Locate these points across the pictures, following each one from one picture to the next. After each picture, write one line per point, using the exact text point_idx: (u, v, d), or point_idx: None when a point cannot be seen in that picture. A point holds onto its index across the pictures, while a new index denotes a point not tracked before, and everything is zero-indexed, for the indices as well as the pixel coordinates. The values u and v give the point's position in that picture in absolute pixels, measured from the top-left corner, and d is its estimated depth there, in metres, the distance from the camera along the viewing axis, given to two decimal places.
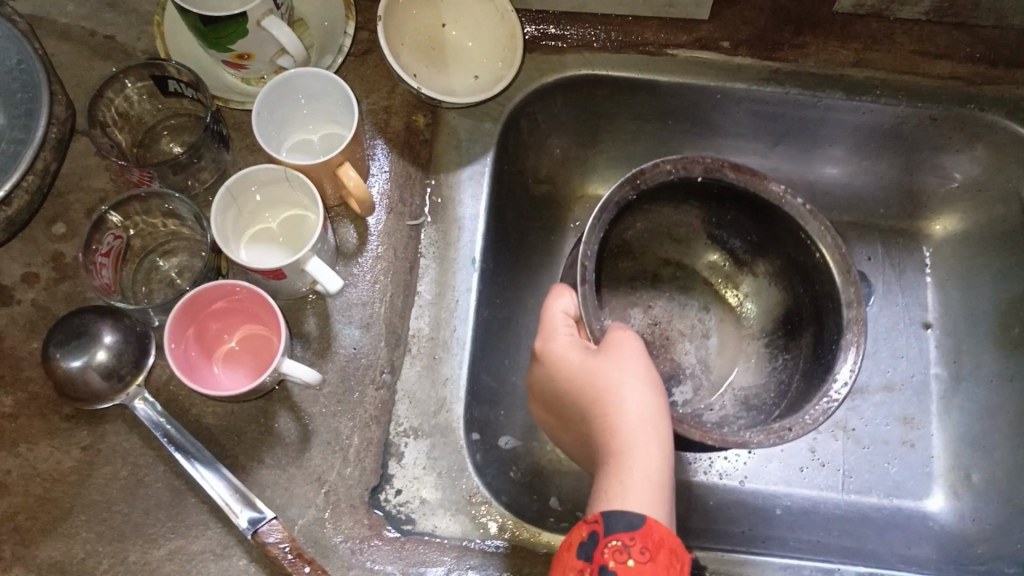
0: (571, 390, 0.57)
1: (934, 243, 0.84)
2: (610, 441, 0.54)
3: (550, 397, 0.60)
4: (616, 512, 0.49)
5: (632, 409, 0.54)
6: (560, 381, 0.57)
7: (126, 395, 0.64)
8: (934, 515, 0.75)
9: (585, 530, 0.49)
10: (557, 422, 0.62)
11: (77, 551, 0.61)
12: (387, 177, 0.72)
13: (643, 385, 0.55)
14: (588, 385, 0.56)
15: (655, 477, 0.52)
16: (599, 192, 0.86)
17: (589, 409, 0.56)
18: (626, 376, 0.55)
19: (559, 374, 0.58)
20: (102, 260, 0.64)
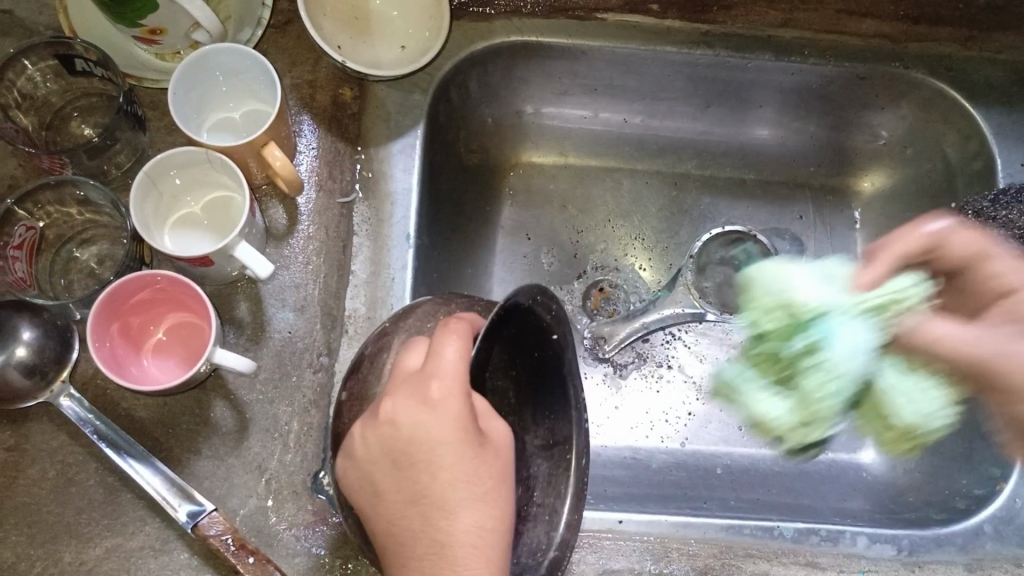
0: (437, 455, 0.47)
1: (862, 200, 0.86)
2: (449, 543, 0.46)
3: (400, 443, 0.48)
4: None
5: (480, 524, 0.47)
6: (428, 441, 0.47)
7: (50, 392, 0.61)
8: (867, 466, 0.77)
9: None
10: (378, 467, 0.49)
11: (8, 556, 0.59)
12: (315, 153, 0.70)
13: (491, 498, 0.48)
14: (451, 461, 0.47)
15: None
16: (533, 159, 0.85)
17: (443, 490, 0.47)
18: (481, 481, 0.48)
19: (433, 430, 0.47)
20: (14, 253, 0.61)
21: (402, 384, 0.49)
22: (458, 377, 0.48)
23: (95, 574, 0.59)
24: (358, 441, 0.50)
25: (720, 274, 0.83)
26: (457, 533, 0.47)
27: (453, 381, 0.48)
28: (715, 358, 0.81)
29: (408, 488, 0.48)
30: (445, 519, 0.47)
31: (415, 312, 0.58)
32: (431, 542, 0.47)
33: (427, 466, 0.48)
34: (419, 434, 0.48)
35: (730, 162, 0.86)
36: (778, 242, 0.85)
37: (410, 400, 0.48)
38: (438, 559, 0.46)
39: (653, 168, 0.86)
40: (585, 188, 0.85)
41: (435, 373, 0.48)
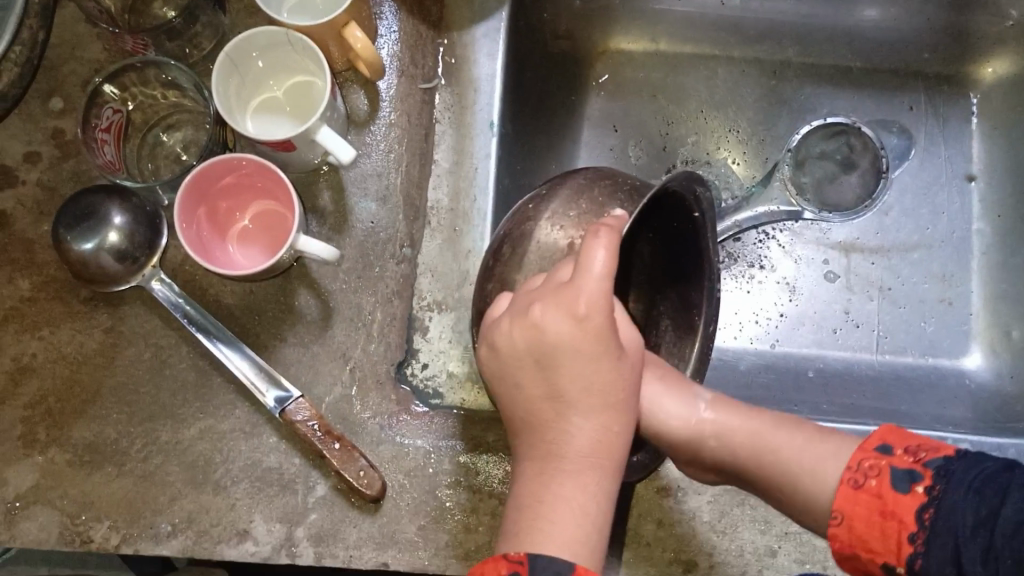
0: (569, 362, 0.46)
1: (982, 89, 0.79)
2: (564, 441, 0.46)
3: (544, 344, 0.47)
4: (545, 556, 0.43)
5: (604, 431, 0.47)
6: (562, 348, 0.46)
7: (141, 276, 0.62)
8: (972, 373, 0.73)
9: (505, 567, 0.44)
10: (520, 360, 0.48)
11: (109, 433, 0.61)
12: (396, 36, 0.67)
13: (619, 410, 0.47)
14: (583, 369, 0.46)
15: (597, 516, 0.46)
16: (623, 46, 0.81)
17: (573, 394, 0.47)
18: (614, 390, 0.47)
19: (579, 340, 0.46)
20: (103, 136, 0.61)
21: (550, 290, 0.48)
22: (599, 294, 0.46)
23: (191, 453, 0.60)
24: (504, 333, 0.48)
25: (820, 169, 0.78)
26: (568, 437, 0.46)
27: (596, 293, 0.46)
28: (811, 259, 0.78)
29: (538, 386, 0.48)
30: (569, 424, 0.47)
31: (568, 184, 0.56)
32: (548, 440, 0.47)
33: (563, 371, 0.47)
34: (562, 341, 0.46)
35: (834, 49, 0.80)
36: (884, 135, 0.80)
37: (554, 304, 0.47)
38: (549, 454, 0.47)
39: (751, 55, 0.81)
40: (677, 77, 0.81)
41: (581, 284, 0.46)
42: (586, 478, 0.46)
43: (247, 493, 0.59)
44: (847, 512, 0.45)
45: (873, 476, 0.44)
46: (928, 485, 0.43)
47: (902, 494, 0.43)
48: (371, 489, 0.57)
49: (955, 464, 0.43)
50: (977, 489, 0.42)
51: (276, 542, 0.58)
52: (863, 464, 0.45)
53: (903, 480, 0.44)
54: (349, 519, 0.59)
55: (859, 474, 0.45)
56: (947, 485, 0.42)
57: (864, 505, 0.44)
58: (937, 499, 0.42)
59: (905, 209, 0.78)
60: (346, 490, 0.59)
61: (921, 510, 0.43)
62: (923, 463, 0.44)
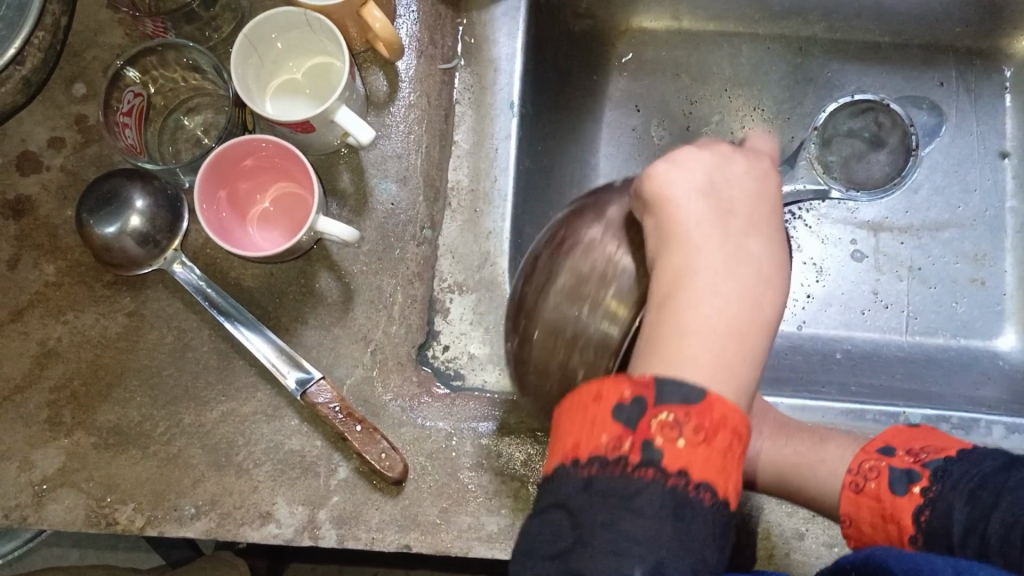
0: (738, 200, 0.46)
1: (1015, 62, 0.78)
2: (687, 280, 0.42)
3: (635, 294, 0.45)
4: (671, 380, 0.38)
5: (733, 304, 0.42)
6: (742, 189, 0.46)
7: (164, 260, 0.63)
8: (1006, 354, 0.72)
9: (608, 433, 0.38)
10: (688, 186, 0.46)
11: (133, 415, 0.61)
12: (415, 17, 0.66)
13: (736, 261, 0.43)
14: (715, 183, 0.46)
15: (757, 330, 0.42)
16: (644, 25, 0.80)
17: (702, 234, 0.44)
18: (725, 254, 0.43)
19: (676, 254, 0.43)
20: (124, 120, 0.61)
21: (717, 149, 0.48)
22: (750, 190, 0.46)
23: (213, 436, 0.61)
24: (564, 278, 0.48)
25: (848, 147, 0.78)
26: (702, 276, 0.42)
27: (741, 166, 0.48)
28: (839, 239, 0.77)
29: (632, 336, 0.44)
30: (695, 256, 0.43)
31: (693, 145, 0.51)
32: (672, 271, 0.43)
33: (722, 183, 0.46)
34: (651, 285, 0.44)
35: (863, 24, 0.78)
36: (915, 111, 0.79)
37: (727, 158, 0.48)
38: (680, 292, 0.42)
39: (778, 31, 0.80)
40: (700, 55, 0.80)
41: (749, 163, 0.48)
42: (716, 339, 0.40)
43: (270, 476, 0.59)
44: (855, 517, 0.48)
45: (873, 478, 0.47)
46: (925, 485, 0.44)
47: (898, 496, 0.45)
48: (393, 472, 0.57)
49: (952, 464, 0.44)
50: (970, 490, 0.42)
51: (298, 524, 0.58)
52: (864, 465, 0.49)
53: (901, 482, 0.46)
54: (371, 501, 0.58)
55: (860, 477, 0.48)
56: (941, 485, 0.44)
57: (868, 509, 0.47)
58: (932, 500, 0.44)
59: (935, 186, 0.77)
60: (369, 473, 0.59)
61: (917, 511, 0.44)
62: (921, 462, 0.45)
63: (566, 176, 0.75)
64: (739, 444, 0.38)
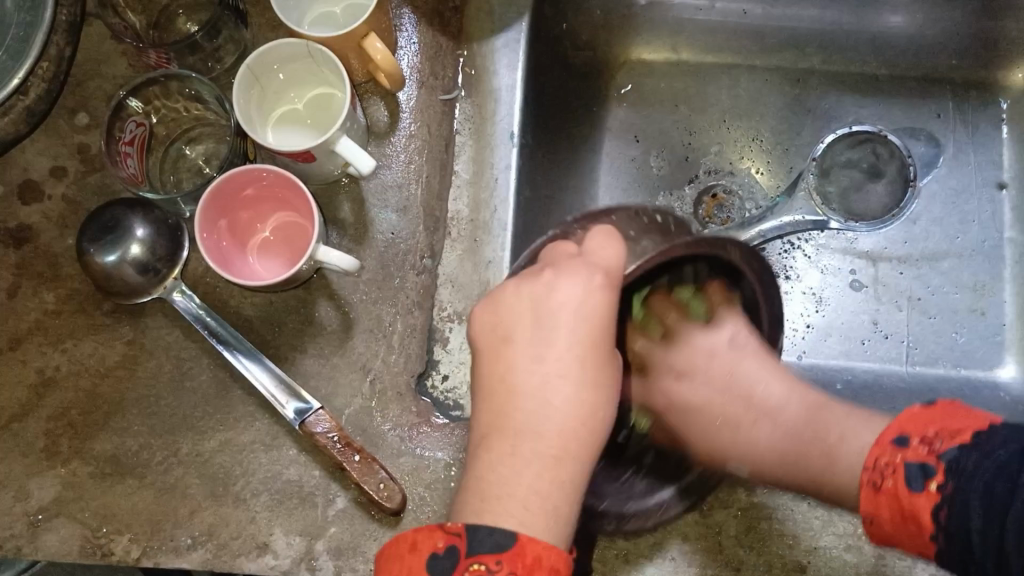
0: (563, 332, 0.46)
1: (1012, 94, 0.79)
2: (529, 413, 0.45)
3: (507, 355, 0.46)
4: (483, 526, 0.41)
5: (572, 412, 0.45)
6: (558, 327, 0.46)
7: (163, 288, 0.62)
8: (1006, 384, 0.72)
9: (443, 539, 0.42)
10: (517, 320, 0.47)
11: (130, 445, 0.61)
12: (416, 48, 0.67)
13: (565, 388, 0.45)
14: (571, 303, 0.46)
15: (581, 448, 0.44)
16: (644, 56, 0.81)
17: (550, 365, 0.45)
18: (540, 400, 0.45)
19: (520, 409, 0.45)
20: (127, 150, 0.62)
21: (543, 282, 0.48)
22: (583, 295, 0.47)
23: (211, 465, 0.60)
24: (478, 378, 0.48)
25: (846, 177, 0.78)
26: (535, 412, 0.45)
27: (594, 278, 0.47)
28: (838, 269, 0.77)
29: (494, 389, 0.46)
30: (540, 388, 0.45)
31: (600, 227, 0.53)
32: (512, 404, 0.45)
33: (553, 310, 0.47)
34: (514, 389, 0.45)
35: (861, 56, 0.80)
36: (912, 142, 0.79)
37: (559, 270, 0.48)
38: (513, 426, 0.44)
39: (775, 63, 0.81)
40: (699, 86, 0.80)
41: (586, 270, 0.47)
42: (544, 460, 0.43)
43: (267, 506, 0.59)
44: (874, 514, 0.45)
45: (890, 475, 0.44)
46: (941, 482, 0.42)
47: (916, 493, 0.43)
48: (392, 502, 0.57)
49: (969, 454, 0.42)
50: (990, 484, 0.40)
51: (295, 555, 0.58)
52: (880, 461, 0.45)
53: (917, 476, 0.43)
54: (369, 532, 0.58)
55: (876, 474, 0.45)
56: (960, 481, 0.41)
57: (886, 507, 0.44)
58: (950, 497, 0.42)
59: (934, 218, 0.77)
60: (367, 503, 0.58)
61: (936, 510, 0.42)
62: (937, 455, 0.43)
63: (566, 206, 0.75)
64: None
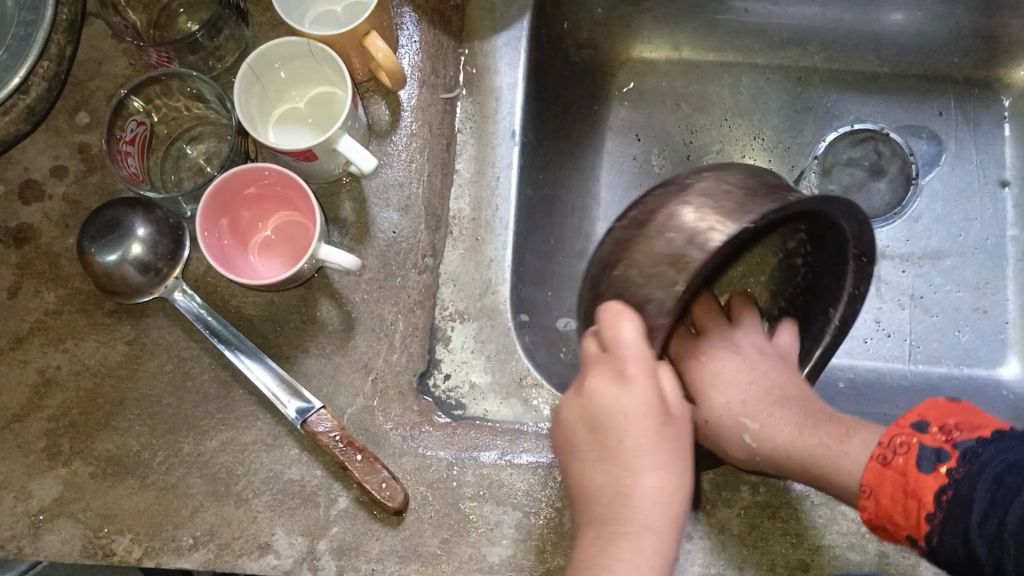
0: (631, 424, 0.49)
1: (1014, 92, 0.79)
2: (628, 504, 0.47)
3: (595, 417, 0.50)
4: None
5: (663, 488, 0.48)
6: (632, 434, 0.49)
7: (164, 287, 0.62)
8: (1009, 382, 0.72)
9: None
10: (597, 418, 0.50)
11: (132, 444, 0.61)
12: (417, 47, 0.67)
13: (657, 463, 0.48)
14: (632, 397, 0.49)
15: (674, 524, 0.48)
16: (645, 55, 0.81)
17: (627, 453, 0.49)
18: (636, 460, 0.48)
19: (606, 492, 0.48)
20: (127, 148, 0.61)
21: (594, 361, 0.51)
22: (641, 396, 0.49)
23: (212, 465, 0.60)
24: (567, 445, 0.51)
25: (849, 175, 0.79)
26: (637, 505, 0.47)
27: (639, 366, 0.49)
28: None
29: (588, 482, 0.49)
30: (627, 474, 0.48)
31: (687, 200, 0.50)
32: (617, 503, 0.48)
33: (623, 407, 0.49)
34: (602, 484, 0.49)
35: (862, 54, 0.80)
36: (914, 140, 0.79)
37: (606, 377, 0.50)
38: (619, 527, 0.47)
39: (777, 61, 0.81)
40: (700, 85, 0.80)
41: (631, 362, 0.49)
42: (654, 547, 0.46)
43: (269, 506, 0.59)
44: (874, 488, 0.48)
45: (902, 452, 0.47)
46: (953, 466, 0.45)
47: (926, 474, 0.46)
48: (394, 502, 0.57)
49: (986, 447, 0.45)
50: (998, 476, 0.44)
51: (298, 555, 0.58)
52: (895, 439, 0.48)
53: (929, 459, 0.46)
54: (371, 532, 0.58)
55: (889, 450, 0.48)
56: (971, 468, 0.45)
57: (890, 482, 0.48)
58: (957, 481, 0.45)
59: (936, 216, 0.77)
60: (369, 503, 0.58)
61: (941, 491, 0.46)
62: (952, 443, 0.46)
63: (567, 205, 0.75)
64: None
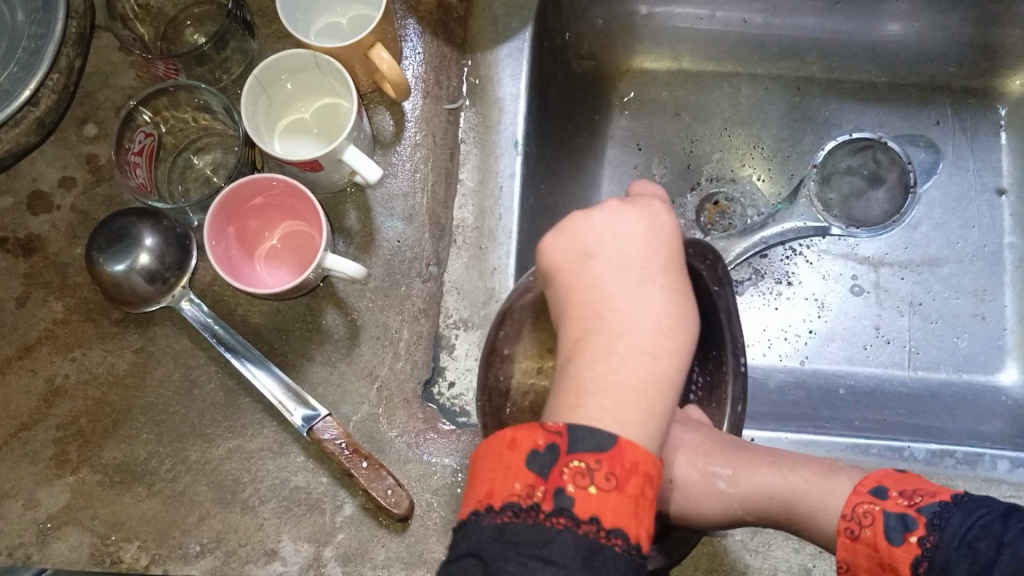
0: (630, 253, 0.48)
1: (1010, 101, 0.80)
2: (616, 337, 0.45)
3: (587, 254, 0.48)
4: (583, 428, 0.41)
5: (662, 321, 0.46)
6: (622, 310, 0.46)
7: (171, 297, 0.63)
8: (1007, 388, 0.73)
9: (543, 439, 0.40)
10: (585, 250, 0.48)
11: (139, 452, 0.61)
12: (421, 58, 0.68)
13: (650, 292, 0.47)
14: (619, 259, 0.48)
15: (667, 382, 0.44)
16: (645, 65, 0.81)
17: (614, 286, 0.47)
18: (627, 289, 0.47)
19: (591, 325, 0.46)
20: (136, 159, 0.62)
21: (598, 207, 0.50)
22: (641, 230, 0.49)
23: (219, 472, 0.61)
24: (547, 268, 0.49)
25: (847, 184, 0.78)
26: (625, 334, 0.45)
27: (637, 220, 0.49)
28: (839, 275, 0.77)
29: (570, 329, 0.47)
30: (613, 312, 0.46)
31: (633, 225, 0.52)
32: (593, 324, 0.46)
33: (624, 249, 0.48)
34: (587, 311, 0.46)
35: (860, 64, 0.81)
36: (912, 149, 0.80)
37: (607, 212, 0.49)
38: (598, 344, 0.45)
39: (776, 71, 0.82)
40: (700, 94, 0.81)
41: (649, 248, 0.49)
42: (631, 362, 0.44)
43: (275, 513, 0.59)
44: (850, 562, 0.46)
45: (868, 525, 0.45)
46: (922, 535, 0.43)
47: (896, 545, 0.43)
48: (400, 508, 0.57)
49: (950, 511, 0.43)
50: (969, 543, 0.41)
51: (304, 562, 0.58)
52: (859, 510, 0.47)
53: (896, 529, 0.44)
54: (377, 538, 0.58)
55: (855, 523, 0.46)
56: (940, 535, 0.42)
57: (863, 556, 0.45)
58: (930, 551, 0.42)
59: (934, 224, 0.78)
60: (375, 510, 0.59)
61: (916, 563, 0.43)
62: (916, 508, 0.44)
63: (569, 213, 0.76)
64: (651, 489, 0.41)
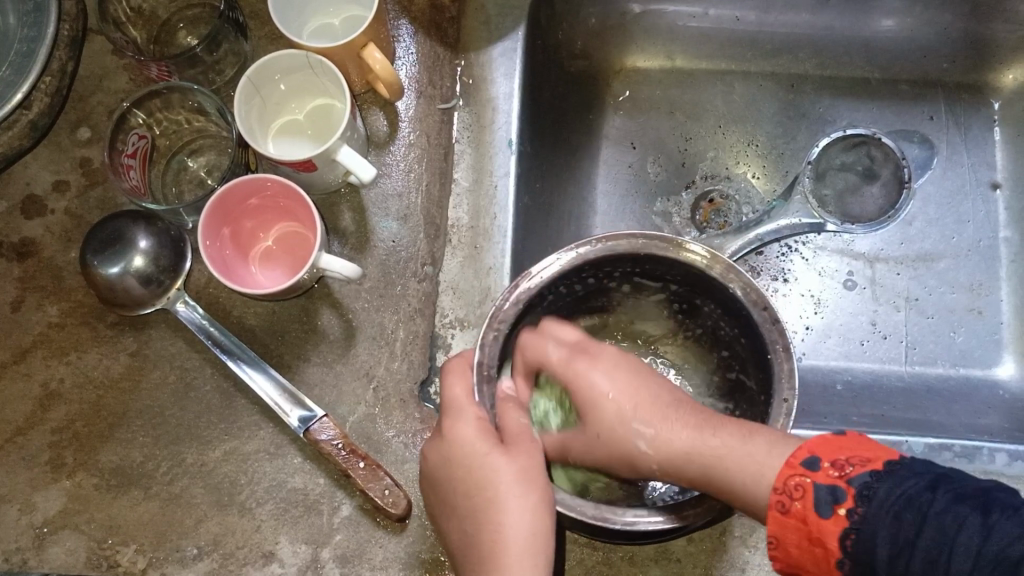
0: (471, 462, 0.51)
1: (1004, 96, 0.80)
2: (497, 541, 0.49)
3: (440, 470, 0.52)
4: None
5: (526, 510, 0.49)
6: (500, 516, 0.49)
7: (166, 299, 0.63)
8: (1004, 382, 0.73)
9: None
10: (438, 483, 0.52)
11: (135, 455, 0.61)
12: (414, 58, 0.69)
13: (507, 486, 0.50)
14: (467, 466, 0.51)
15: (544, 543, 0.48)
16: (639, 64, 0.82)
17: (484, 495, 0.51)
18: (487, 493, 0.50)
19: (472, 543, 0.50)
20: (129, 162, 0.62)
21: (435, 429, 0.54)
22: (476, 434, 0.52)
23: (215, 475, 0.60)
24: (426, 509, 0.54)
25: (841, 180, 0.77)
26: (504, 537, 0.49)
27: (472, 420, 0.52)
28: (835, 271, 0.77)
29: (462, 554, 0.50)
30: (492, 523, 0.50)
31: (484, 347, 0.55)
32: (489, 546, 0.49)
33: (462, 459, 0.51)
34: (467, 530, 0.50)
35: (852, 61, 0.81)
36: (906, 145, 0.80)
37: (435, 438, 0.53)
38: (494, 568, 0.48)
39: (769, 69, 0.82)
40: (694, 93, 0.81)
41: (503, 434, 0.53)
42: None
43: (272, 515, 0.59)
44: (780, 538, 0.44)
45: (799, 498, 0.43)
46: (850, 507, 0.41)
47: (824, 518, 0.42)
48: (397, 508, 0.57)
49: (880, 481, 0.41)
50: (897, 514, 0.40)
51: (302, 563, 0.58)
52: (790, 483, 0.44)
53: (825, 502, 0.42)
54: (375, 539, 0.58)
55: (785, 497, 0.44)
56: (868, 506, 0.41)
57: (793, 530, 0.43)
58: (857, 523, 0.41)
59: (929, 219, 0.78)
60: (373, 510, 0.59)
61: (843, 535, 0.41)
62: (847, 479, 0.42)
63: (564, 213, 0.76)
64: None
